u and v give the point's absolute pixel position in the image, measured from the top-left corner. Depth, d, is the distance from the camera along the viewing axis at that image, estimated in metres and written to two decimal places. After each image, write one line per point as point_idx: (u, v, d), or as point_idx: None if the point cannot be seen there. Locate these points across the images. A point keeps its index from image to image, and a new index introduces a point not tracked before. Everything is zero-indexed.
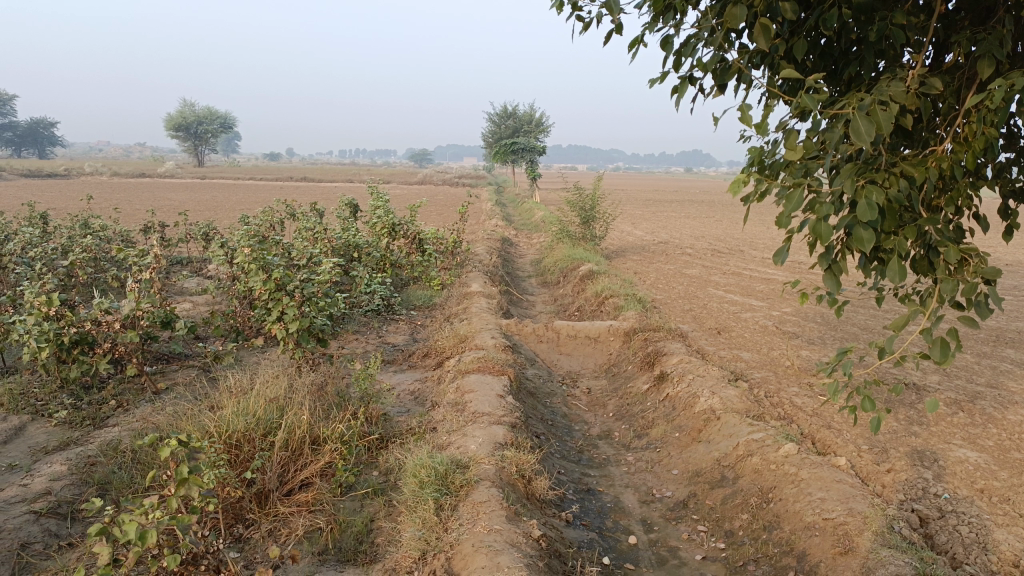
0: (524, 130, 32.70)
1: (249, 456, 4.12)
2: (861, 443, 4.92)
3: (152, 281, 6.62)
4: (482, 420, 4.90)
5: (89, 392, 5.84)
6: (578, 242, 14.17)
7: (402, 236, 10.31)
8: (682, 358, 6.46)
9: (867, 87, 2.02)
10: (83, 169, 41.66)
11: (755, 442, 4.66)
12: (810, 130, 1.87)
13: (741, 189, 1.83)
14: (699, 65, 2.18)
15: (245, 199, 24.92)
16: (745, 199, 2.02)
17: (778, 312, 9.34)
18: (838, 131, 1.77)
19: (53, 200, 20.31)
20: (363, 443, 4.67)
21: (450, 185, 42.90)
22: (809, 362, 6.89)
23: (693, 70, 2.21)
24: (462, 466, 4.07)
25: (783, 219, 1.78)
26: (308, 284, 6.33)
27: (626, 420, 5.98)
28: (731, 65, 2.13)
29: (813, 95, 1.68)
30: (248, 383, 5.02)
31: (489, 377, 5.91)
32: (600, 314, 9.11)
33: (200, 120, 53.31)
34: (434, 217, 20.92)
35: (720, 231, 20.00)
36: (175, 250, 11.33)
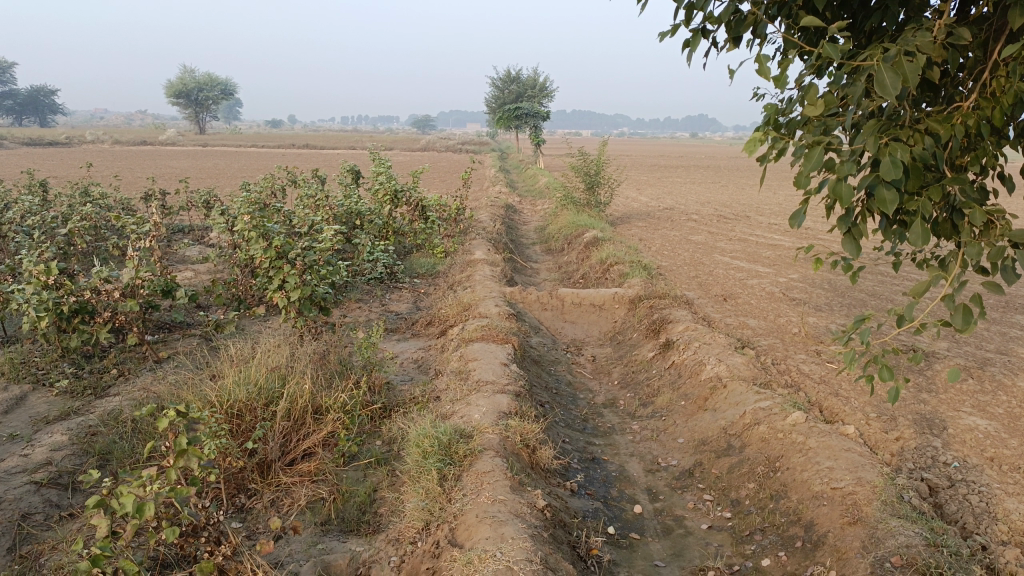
0: (528, 95, 32.31)
1: (251, 427, 4.08)
2: (870, 411, 4.86)
3: (152, 249, 6.55)
4: (486, 389, 4.84)
5: (90, 361, 5.81)
6: (582, 209, 14.03)
7: (405, 203, 10.20)
8: (688, 326, 6.39)
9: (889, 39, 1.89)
10: (84, 136, 41.48)
11: (762, 410, 4.60)
12: (830, 84, 1.76)
13: (757, 148, 1.73)
14: (711, 18, 2.08)
15: (247, 166, 24.81)
16: (761, 159, 1.92)
17: (785, 278, 9.25)
18: (860, 84, 1.66)
19: (54, 168, 20.20)
20: (366, 412, 4.63)
21: (453, 152, 42.55)
22: (817, 329, 6.82)
23: (705, 23, 2.11)
24: (465, 436, 4.02)
25: (801, 179, 1.68)
26: (309, 252, 6.26)
27: (632, 387, 5.94)
28: (746, 17, 2.02)
29: (834, 44, 1.57)
30: (250, 353, 4.97)
31: (493, 345, 5.85)
32: (605, 280, 9.02)
33: (200, 87, 52.82)
34: (437, 184, 20.78)
35: (727, 197, 19.82)
36: (177, 218, 11.25)
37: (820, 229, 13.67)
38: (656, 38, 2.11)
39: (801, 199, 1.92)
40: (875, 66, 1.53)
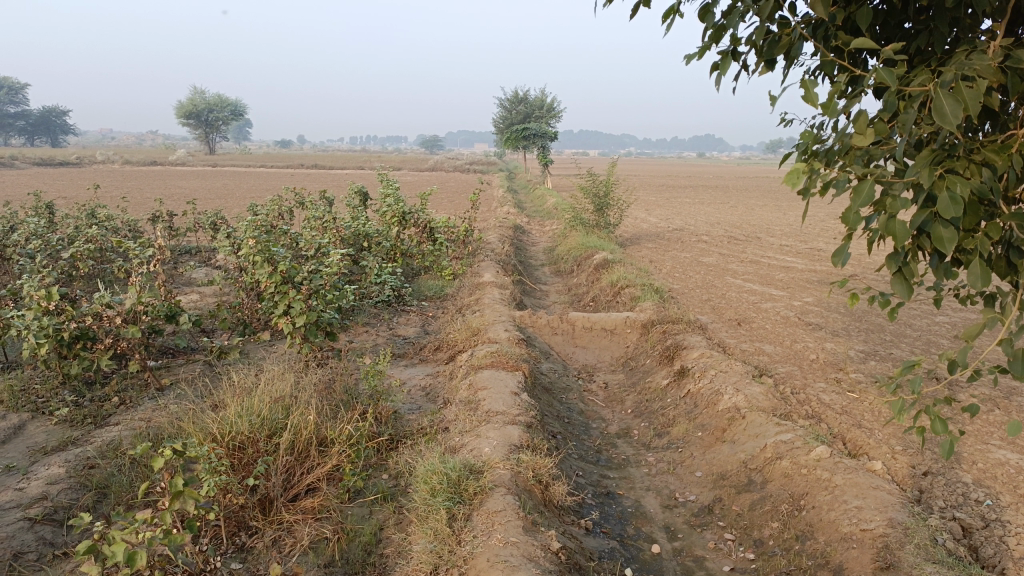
0: (536, 116, 32.35)
1: (253, 460, 3.93)
2: (895, 443, 4.67)
3: (156, 273, 6.43)
4: (496, 420, 4.68)
5: (91, 388, 5.67)
6: (592, 230, 13.90)
7: (413, 224, 10.08)
8: (703, 352, 6.21)
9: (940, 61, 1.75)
10: (94, 156, 41.74)
11: (783, 443, 4.42)
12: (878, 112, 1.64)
13: (801, 181, 1.60)
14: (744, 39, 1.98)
15: (255, 186, 24.85)
16: (802, 192, 1.79)
17: (800, 302, 9.06)
18: (913, 112, 1.53)
19: (62, 189, 20.24)
20: (372, 444, 4.47)
21: (461, 172, 42.60)
22: (836, 355, 6.64)
23: (736, 45, 2.00)
24: (476, 472, 3.85)
25: (849, 216, 1.55)
26: (316, 276, 6.13)
27: (646, 417, 5.76)
28: (781, 38, 1.92)
29: (887, 69, 1.44)
30: (253, 381, 4.83)
31: (503, 373, 5.69)
32: (616, 304, 8.86)
33: (210, 108, 53.22)
34: (446, 204, 20.71)
35: (736, 218, 19.66)
36: (184, 239, 11.18)
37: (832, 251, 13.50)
38: (683, 60, 2.04)
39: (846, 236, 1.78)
40: (934, 93, 1.40)
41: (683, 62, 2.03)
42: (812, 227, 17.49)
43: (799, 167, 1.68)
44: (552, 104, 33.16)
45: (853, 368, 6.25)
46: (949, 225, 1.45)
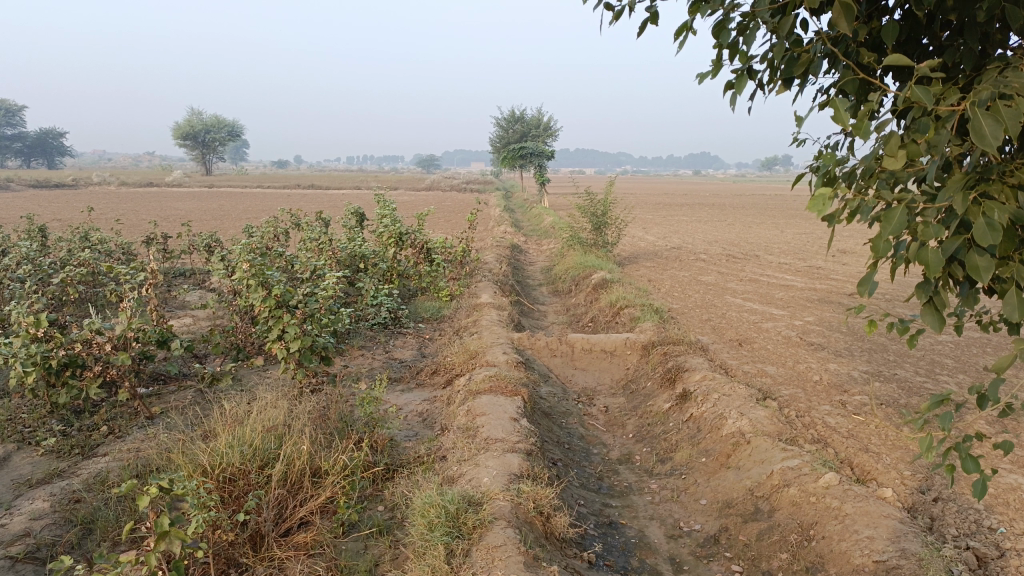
0: (532, 135, 32.43)
1: (244, 493, 3.81)
2: (903, 468, 4.57)
3: (149, 298, 6.33)
4: (495, 448, 4.56)
5: (80, 417, 5.55)
6: (589, 249, 13.83)
7: (409, 245, 10.00)
8: (705, 375, 6.11)
9: (971, 79, 1.68)
10: (92, 178, 41.80)
11: (790, 470, 4.31)
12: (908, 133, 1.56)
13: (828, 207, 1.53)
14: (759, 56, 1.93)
15: (252, 208, 24.82)
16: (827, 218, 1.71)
17: (801, 321, 8.97)
18: (947, 133, 1.45)
19: (58, 212, 20.21)
20: (368, 474, 4.35)
21: (458, 191, 42.69)
22: (839, 376, 6.54)
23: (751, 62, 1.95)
24: (474, 503, 3.73)
25: (879, 245, 1.48)
26: (310, 300, 6.03)
27: (648, 441, 5.64)
28: (800, 55, 1.87)
29: (922, 87, 1.37)
30: (244, 409, 4.71)
31: (502, 398, 5.56)
32: (615, 324, 8.76)
33: (207, 129, 53.36)
34: (442, 225, 20.68)
35: (734, 235, 19.61)
36: (178, 262, 11.08)
37: (832, 269, 13.42)
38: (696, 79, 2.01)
39: (870, 264, 1.70)
40: (970, 112, 1.33)
41: (695, 81, 1.99)
42: (810, 244, 17.44)
43: (824, 192, 1.61)
44: (548, 123, 33.27)
45: (857, 390, 6.14)
46: (985, 253, 1.39)
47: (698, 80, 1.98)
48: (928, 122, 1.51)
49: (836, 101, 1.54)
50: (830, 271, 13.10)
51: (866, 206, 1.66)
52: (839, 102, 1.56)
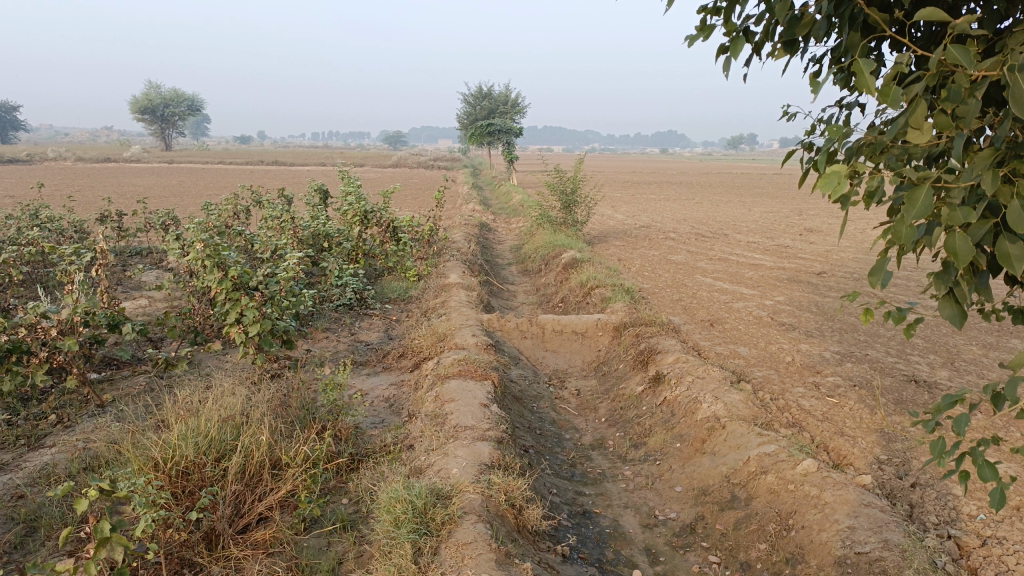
0: (500, 112, 32.07)
1: (199, 487, 3.63)
2: (879, 453, 4.51)
3: (100, 278, 5.99)
4: (464, 436, 4.39)
5: (27, 405, 5.23)
6: (559, 228, 13.66)
7: (375, 223, 9.71)
8: (678, 357, 6.00)
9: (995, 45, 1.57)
10: (46, 152, 40.25)
11: (767, 457, 4.21)
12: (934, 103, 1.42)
13: (843, 187, 1.40)
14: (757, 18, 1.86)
15: (212, 184, 24.16)
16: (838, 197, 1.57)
17: (772, 301, 8.92)
18: (979, 103, 1.32)
19: (3, 187, 19.27)
20: (330, 467, 4.15)
21: (425, 168, 42.16)
22: (812, 358, 6.48)
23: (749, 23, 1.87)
24: (444, 497, 3.56)
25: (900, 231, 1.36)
26: (270, 281, 5.76)
27: (621, 426, 5.52)
28: (803, 15, 1.80)
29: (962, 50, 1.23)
30: (201, 398, 4.47)
31: (471, 383, 5.38)
32: (586, 305, 8.62)
33: (165, 102, 51.85)
34: (409, 203, 20.32)
35: (703, 214, 19.58)
36: (134, 241, 10.64)
37: (800, 248, 13.43)
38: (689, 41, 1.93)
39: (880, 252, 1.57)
40: (1010, 78, 1.21)
41: (686, 44, 2.01)
42: (777, 223, 17.47)
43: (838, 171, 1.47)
44: (517, 100, 32.95)
45: (830, 372, 6.08)
46: (1018, 241, 1.28)
47: (689, 43, 2.00)
48: (959, 88, 1.38)
49: (859, 63, 1.36)
50: (799, 250, 13.11)
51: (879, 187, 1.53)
52: (862, 65, 1.39)
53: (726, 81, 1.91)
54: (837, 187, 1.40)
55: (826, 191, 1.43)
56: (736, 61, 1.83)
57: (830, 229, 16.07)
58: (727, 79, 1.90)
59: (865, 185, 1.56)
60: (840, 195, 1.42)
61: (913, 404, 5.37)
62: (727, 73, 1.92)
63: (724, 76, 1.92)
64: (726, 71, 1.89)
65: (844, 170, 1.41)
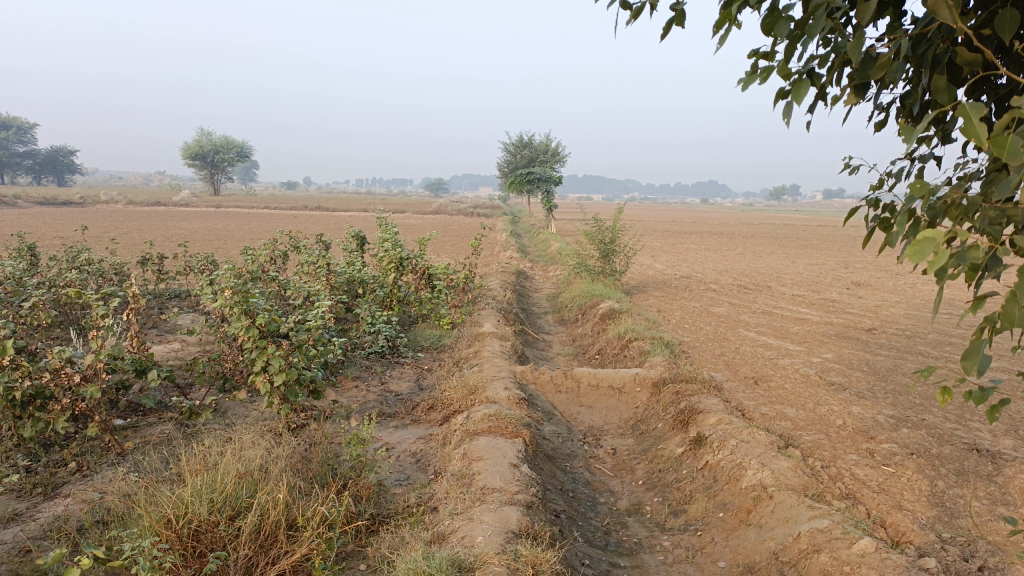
0: (540, 161, 32.29)
1: (210, 547, 3.47)
2: (942, 531, 4.15)
3: (131, 322, 5.91)
4: (492, 500, 4.15)
5: (49, 451, 5.12)
6: (597, 277, 13.43)
7: (410, 270, 9.60)
8: (720, 418, 5.68)
9: None
10: (99, 196, 41.33)
11: (820, 532, 3.87)
12: None
13: (941, 254, 1.20)
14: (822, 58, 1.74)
15: (255, 229, 24.51)
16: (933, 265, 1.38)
17: (819, 358, 8.53)
18: None
19: (51, 229, 19.73)
20: (349, 529, 3.92)
21: (465, 215, 42.48)
22: (865, 421, 6.10)
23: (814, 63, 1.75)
24: (465, 569, 3.31)
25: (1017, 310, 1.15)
26: (299, 329, 5.64)
27: (659, 490, 5.20)
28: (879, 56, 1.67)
29: None
30: (220, 449, 4.31)
31: (501, 441, 5.13)
32: (623, 358, 8.34)
33: (216, 149, 53.29)
34: (447, 250, 20.31)
35: (745, 265, 19.18)
36: (173, 284, 10.69)
37: (847, 303, 12.96)
38: (744, 85, 1.82)
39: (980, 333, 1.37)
40: None
41: (741, 89, 1.85)
42: (822, 276, 16.99)
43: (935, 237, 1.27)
44: (556, 149, 33.18)
45: (885, 438, 5.69)
46: None
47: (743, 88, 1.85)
48: None
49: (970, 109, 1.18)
50: (845, 305, 12.66)
51: (982, 255, 1.34)
52: (972, 109, 1.20)
53: (788, 127, 1.74)
54: (935, 257, 1.19)
55: (919, 260, 1.23)
56: (798, 107, 1.64)
57: (878, 284, 15.56)
58: (790, 127, 1.74)
59: (963, 255, 1.36)
60: (938, 266, 1.22)
61: (976, 475, 4.96)
62: (788, 120, 1.76)
63: (785, 123, 1.75)
64: (789, 119, 1.72)
65: (940, 236, 1.21)
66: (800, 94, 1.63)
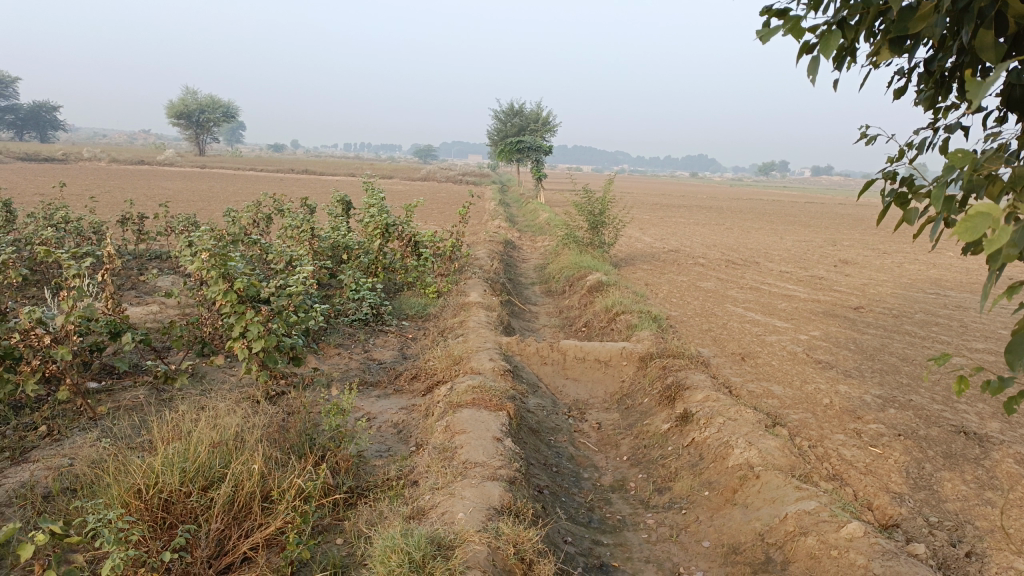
0: (531, 129, 31.94)
1: (180, 519, 3.34)
2: (929, 514, 4.11)
3: (106, 283, 5.69)
4: (473, 474, 4.05)
5: (19, 414, 4.95)
6: (585, 248, 13.29)
7: (396, 237, 9.40)
8: (707, 395, 5.59)
9: None
10: (81, 153, 40.57)
11: (807, 515, 3.80)
12: None
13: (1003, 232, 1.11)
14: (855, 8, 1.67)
15: (239, 191, 24.12)
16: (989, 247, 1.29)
17: (806, 336, 8.47)
18: None
19: (31, 186, 19.34)
20: (327, 502, 3.82)
21: (453, 182, 42.10)
22: (852, 401, 6.04)
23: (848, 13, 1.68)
24: (445, 547, 3.21)
25: None
26: (280, 295, 5.44)
27: (643, 466, 5.13)
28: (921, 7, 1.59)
29: None
30: (194, 417, 4.16)
31: (485, 414, 5.02)
32: (609, 331, 8.24)
33: (202, 109, 52.31)
34: (435, 218, 20.04)
35: (733, 241, 19.08)
36: (154, 245, 10.45)
37: (835, 280, 12.91)
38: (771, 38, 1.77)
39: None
40: None
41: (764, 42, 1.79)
42: (811, 253, 16.94)
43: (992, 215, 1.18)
44: (548, 118, 32.79)
45: (872, 418, 5.63)
46: None
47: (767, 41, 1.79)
48: None
49: None
50: (833, 283, 12.61)
51: None
52: None
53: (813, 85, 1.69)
54: (991, 235, 1.10)
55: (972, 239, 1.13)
56: (828, 61, 1.58)
57: (865, 262, 15.53)
58: (814, 85, 1.71)
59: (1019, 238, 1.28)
60: (994, 246, 1.13)
61: (963, 459, 4.91)
62: (812, 76, 1.73)
63: (811, 79, 1.71)
64: (814, 76, 1.69)
65: (996, 213, 1.12)
66: (829, 48, 1.57)
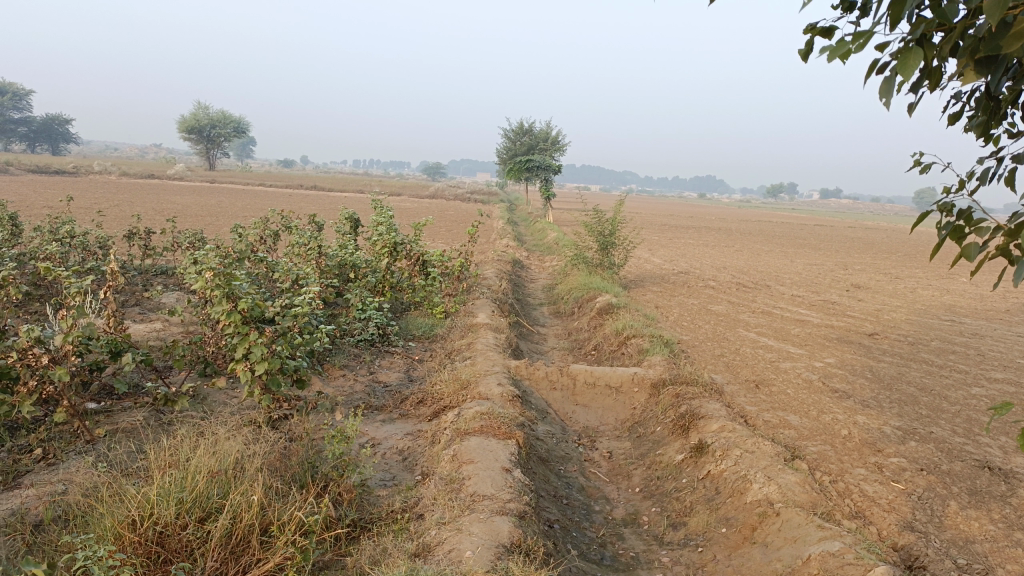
0: (540, 148, 31.97)
1: (175, 553, 3.19)
2: (958, 556, 3.93)
3: (109, 301, 5.55)
4: (482, 509, 3.88)
5: (15, 435, 4.81)
6: (594, 269, 13.14)
7: (404, 256, 9.27)
8: (723, 425, 5.42)
9: None
10: (92, 166, 40.80)
11: (831, 556, 3.62)
12: None
13: None
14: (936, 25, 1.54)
15: (247, 207, 24.14)
16: None
17: (821, 363, 8.28)
18: None
19: (41, 199, 19.44)
20: (328, 537, 3.66)
21: (461, 200, 42.17)
22: (872, 433, 5.85)
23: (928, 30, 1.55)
24: None
25: None
26: (284, 315, 5.29)
27: (657, 499, 4.96)
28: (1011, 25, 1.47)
29: None
30: (193, 442, 4.01)
31: (493, 442, 4.86)
32: (620, 356, 8.07)
33: (213, 124, 52.66)
34: (443, 236, 19.96)
35: (743, 263, 18.93)
36: (160, 260, 10.35)
37: (848, 305, 12.72)
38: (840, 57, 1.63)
39: None
40: None
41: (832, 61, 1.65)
42: (822, 277, 16.77)
43: None
44: (556, 138, 32.85)
45: (893, 451, 5.44)
46: None
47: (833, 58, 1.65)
48: None
49: None
50: (846, 308, 12.43)
51: None
52: None
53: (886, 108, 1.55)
54: None
55: None
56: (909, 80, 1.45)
57: (877, 287, 15.35)
58: (887, 108, 1.52)
59: None
60: None
61: (989, 496, 4.72)
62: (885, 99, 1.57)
63: (885, 101, 1.56)
64: (888, 99, 1.54)
65: None
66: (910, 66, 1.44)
